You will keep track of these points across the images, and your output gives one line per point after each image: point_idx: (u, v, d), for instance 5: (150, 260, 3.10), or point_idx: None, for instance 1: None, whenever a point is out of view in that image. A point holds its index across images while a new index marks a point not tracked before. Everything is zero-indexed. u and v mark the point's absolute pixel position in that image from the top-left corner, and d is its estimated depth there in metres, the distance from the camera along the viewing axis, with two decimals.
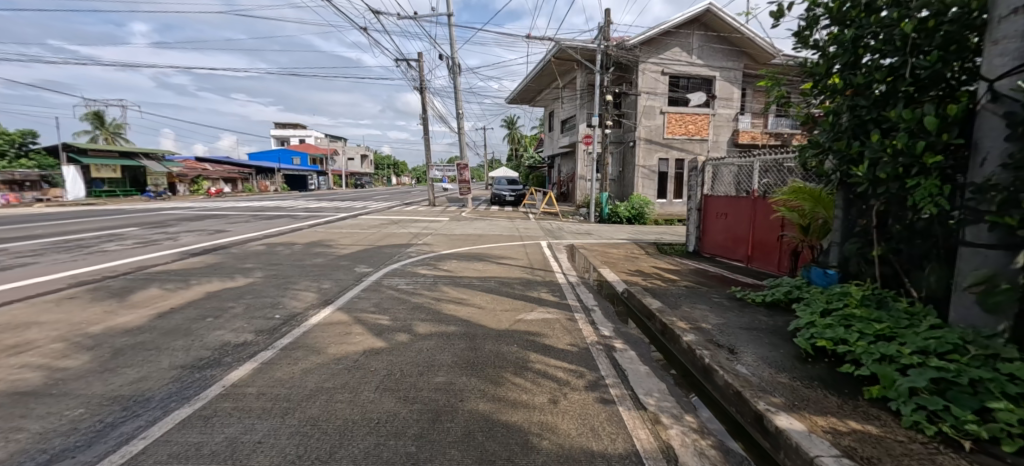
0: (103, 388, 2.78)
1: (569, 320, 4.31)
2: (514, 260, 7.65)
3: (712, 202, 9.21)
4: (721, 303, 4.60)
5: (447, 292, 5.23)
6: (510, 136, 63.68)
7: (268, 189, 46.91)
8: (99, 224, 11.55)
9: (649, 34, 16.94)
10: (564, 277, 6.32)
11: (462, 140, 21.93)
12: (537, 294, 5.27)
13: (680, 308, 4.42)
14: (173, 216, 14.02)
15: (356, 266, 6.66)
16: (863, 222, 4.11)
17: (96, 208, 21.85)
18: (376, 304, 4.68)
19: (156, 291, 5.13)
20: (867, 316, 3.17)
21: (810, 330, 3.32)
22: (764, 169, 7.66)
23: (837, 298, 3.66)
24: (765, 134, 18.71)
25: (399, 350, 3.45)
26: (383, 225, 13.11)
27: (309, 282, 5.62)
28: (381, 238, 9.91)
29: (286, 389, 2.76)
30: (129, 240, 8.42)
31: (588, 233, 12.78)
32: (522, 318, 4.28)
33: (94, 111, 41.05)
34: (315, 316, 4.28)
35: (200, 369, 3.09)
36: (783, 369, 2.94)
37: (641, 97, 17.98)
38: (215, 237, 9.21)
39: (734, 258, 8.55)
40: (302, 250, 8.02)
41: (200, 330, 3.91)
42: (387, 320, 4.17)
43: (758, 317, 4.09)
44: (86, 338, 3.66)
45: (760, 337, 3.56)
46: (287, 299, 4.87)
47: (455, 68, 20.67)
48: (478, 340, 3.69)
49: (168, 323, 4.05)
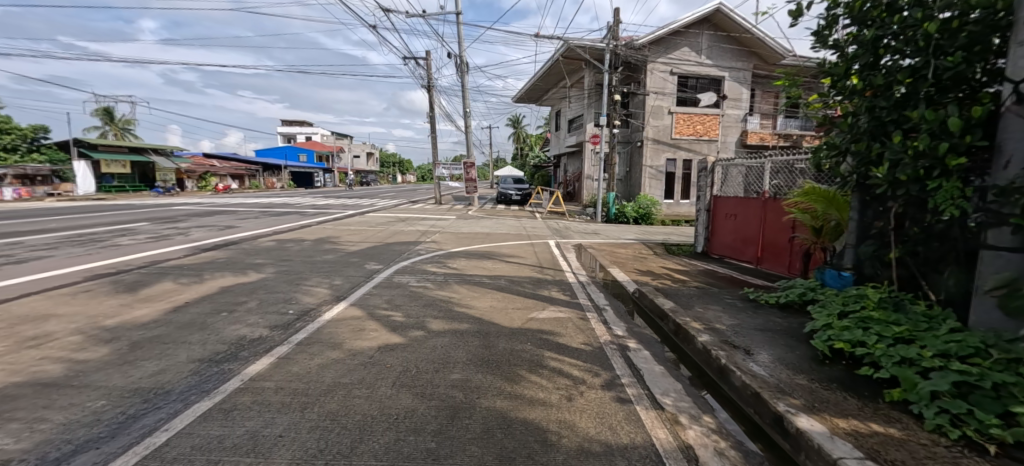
0: (124, 380, 2.82)
1: (581, 319, 4.28)
2: (522, 259, 7.65)
3: (721, 203, 9.20)
4: (733, 301, 4.57)
5: (458, 290, 5.22)
6: (515, 135, 63.49)
7: (275, 186, 47.21)
8: (109, 218, 11.62)
9: (659, 33, 16.85)
10: (573, 277, 6.30)
11: (468, 139, 21.96)
12: (548, 293, 5.26)
13: (693, 308, 4.32)
14: (183, 212, 14.18)
15: (365, 262, 6.69)
16: (880, 224, 4.07)
17: (106, 202, 21.95)
18: (388, 301, 4.69)
19: (170, 285, 5.17)
20: (885, 319, 3.15)
21: (827, 332, 3.26)
22: (775, 170, 7.62)
23: (853, 300, 3.61)
24: (774, 135, 18.56)
25: (414, 346, 3.45)
26: (390, 222, 13.15)
27: (320, 278, 5.62)
28: (389, 235, 9.93)
29: (304, 383, 2.79)
30: (140, 235, 8.46)
31: (596, 233, 12.73)
32: (534, 316, 4.27)
33: (105, 108, 41.56)
34: (328, 311, 4.29)
35: (217, 363, 3.12)
36: (801, 370, 2.90)
37: (649, 97, 17.91)
38: (225, 232, 9.26)
39: (743, 259, 8.51)
40: (311, 246, 8.04)
41: (216, 324, 3.94)
42: (400, 316, 4.18)
43: (772, 317, 4.03)
44: (104, 331, 3.69)
45: (776, 337, 3.49)
46: (299, 295, 4.88)
47: (462, 66, 20.62)
48: (491, 337, 3.69)
49: (184, 317, 4.07)
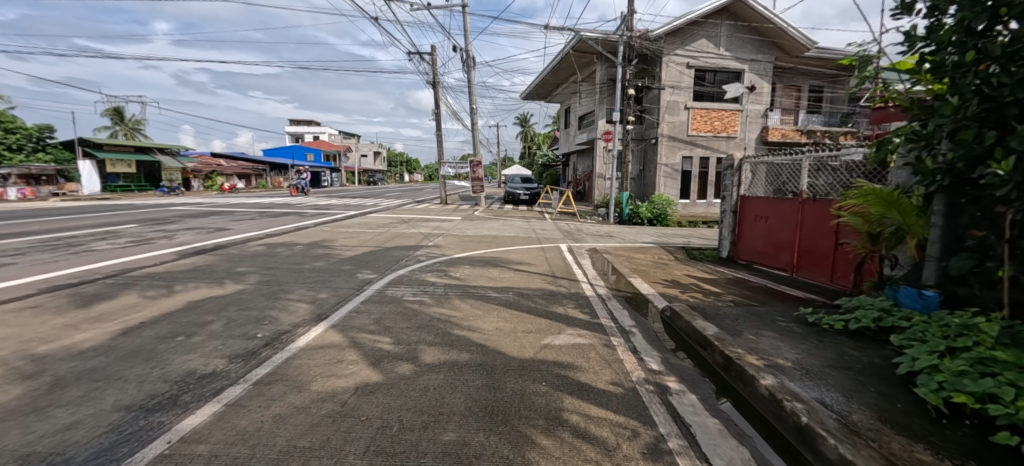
0: (16, 441, 2.15)
1: (604, 346, 3.54)
2: (532, 266, 6.93)
3: (749, 204, 8.42)
4: (788, 325, 3.78)
5: (459, 307, 4.51)
6: (523, 133, 62.60)
7: (282, 186, 47.13)
8: (99, 220, 11.14)
9: (676, 24, 15.97)
10: (591, 289, 5.56)
11: (476, 137, 21.28)
12: (563, 310, 4.52)
13: (741, 335, 3.52)
14: (179, 212, 13.69)
15: (358, 271, 6.02)
16: (977, 235, 3.26)
17: (108, 202, 21.66)
18: (376, 322, 3.98)
19: (133, 299, 4.55)
20: (1017, 362, 2.33)
21: (935, 377, 2.45)
22: (815, 168, 6.78)
23: (958, 332, 2.78)
24: (798, 132, 17.57)
25: (400, 387, 2.75)
26: (392, 224, 12.51)
27: (304, 291, 4.96)
28: (389, 238, 9.27)
29: (248, 449, 2.08)
30: (122, 239, 7.91)
31: (610, 236, 11.93)
32: (548, 344, 3.54)
33: (115, 108, 41.86)
34: (304, 336, 3.61)
35: (147, 413, 2.45)
36: (919, 436, 2.10)
37: (665, 92, 17.03)
38: (214, 235, 8.68)
39: (776, 266, 7.69)
40: (302, 251, 7.38)
41: (167, 352, 3.28)
42: (388, 343, 3.48)
43: (845, 347, 3.23)
44: (29, 362, 3.04)
45: (861, 379, 2.70)
46: (275, 311, 4.23)
47: (468, 61, 19.93)
48: (497, 375, 2.97)
49: (132, 343, 3.42)
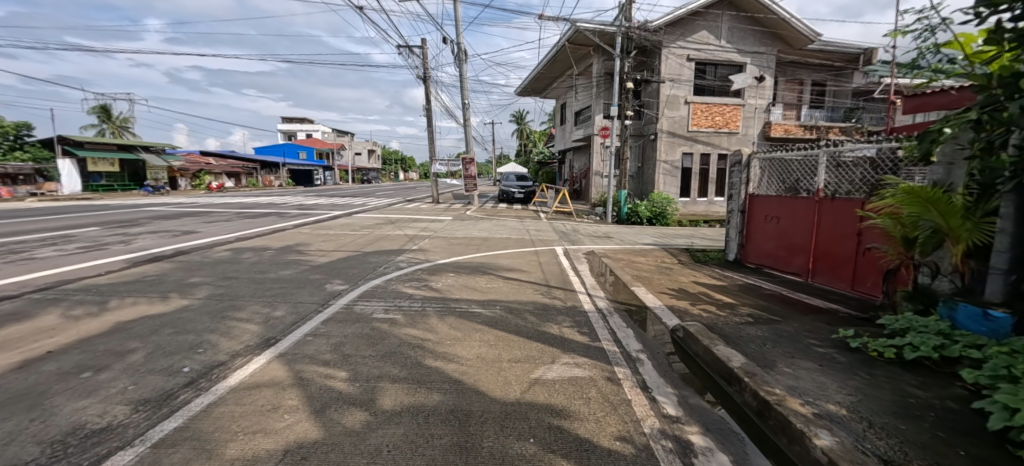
0: None
1: (607, 381, 2.91)
2: (524, 274, 6.28)
3: (758, 203, 7.82)
4: (828, 352, 3.16)
5: (436, 327, 3.86)
6: (518, 132, 61.78)
7: (274, 185, 46.21)
8: (61, 222, 10.37)
9: (676, 14, 15.34)
10: (589, 301, 4.93)
11: (469, 133, 20.58)
12: (557, 330, 3.89)
13: (773, 367, 2.90)
14: (153, 213, 12.91)
15: (328, 281, 5.36)
16: None
17: (87, 203, 20.83)
18: (334, 348, 3.34)
19: (52, 320, 3.85)
20: None
21: None
22: (834, 164, 6.16)
23: None
24: (801, 127, 16.99)
25: (342, 449, 2.09)
26: (378, 225, 11.79)
27: (258, 307, 4.29)
28: (371, 242, 8.58)
29: None
30: (73, 244, 7.17)
31: (609, 237, 11.28)
32: (539, 378, 2.90)
33: (100, 105, 40.77)
34: (241, 370, 2.96)
35: None
36: None
37: (665, 85, 16.42)
38: (178, 240, 7.95)
39: (788, 271, 7.11)
40: (271, 258, 6.70)
41: (60, 395, 2.60)
42: (343, 380, 2.83)
43: (906, 385, 2.60)
44: None
45: (944, 438, 2.07)
46: (216, 336, 3.55)
47: (461, 55, 19.21)
48: (472, 428, 2.32)
49: (21, 382, 2.74)
